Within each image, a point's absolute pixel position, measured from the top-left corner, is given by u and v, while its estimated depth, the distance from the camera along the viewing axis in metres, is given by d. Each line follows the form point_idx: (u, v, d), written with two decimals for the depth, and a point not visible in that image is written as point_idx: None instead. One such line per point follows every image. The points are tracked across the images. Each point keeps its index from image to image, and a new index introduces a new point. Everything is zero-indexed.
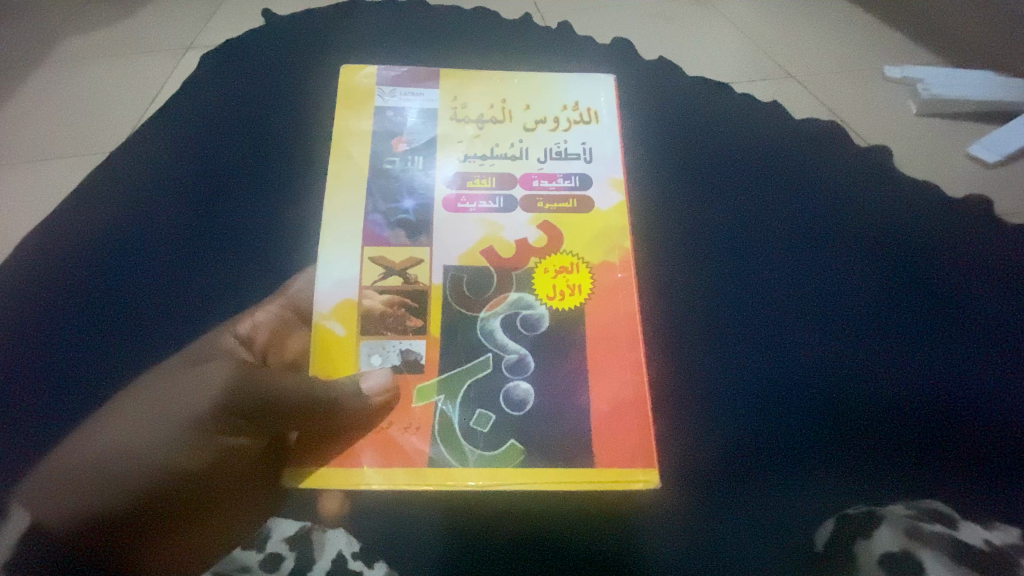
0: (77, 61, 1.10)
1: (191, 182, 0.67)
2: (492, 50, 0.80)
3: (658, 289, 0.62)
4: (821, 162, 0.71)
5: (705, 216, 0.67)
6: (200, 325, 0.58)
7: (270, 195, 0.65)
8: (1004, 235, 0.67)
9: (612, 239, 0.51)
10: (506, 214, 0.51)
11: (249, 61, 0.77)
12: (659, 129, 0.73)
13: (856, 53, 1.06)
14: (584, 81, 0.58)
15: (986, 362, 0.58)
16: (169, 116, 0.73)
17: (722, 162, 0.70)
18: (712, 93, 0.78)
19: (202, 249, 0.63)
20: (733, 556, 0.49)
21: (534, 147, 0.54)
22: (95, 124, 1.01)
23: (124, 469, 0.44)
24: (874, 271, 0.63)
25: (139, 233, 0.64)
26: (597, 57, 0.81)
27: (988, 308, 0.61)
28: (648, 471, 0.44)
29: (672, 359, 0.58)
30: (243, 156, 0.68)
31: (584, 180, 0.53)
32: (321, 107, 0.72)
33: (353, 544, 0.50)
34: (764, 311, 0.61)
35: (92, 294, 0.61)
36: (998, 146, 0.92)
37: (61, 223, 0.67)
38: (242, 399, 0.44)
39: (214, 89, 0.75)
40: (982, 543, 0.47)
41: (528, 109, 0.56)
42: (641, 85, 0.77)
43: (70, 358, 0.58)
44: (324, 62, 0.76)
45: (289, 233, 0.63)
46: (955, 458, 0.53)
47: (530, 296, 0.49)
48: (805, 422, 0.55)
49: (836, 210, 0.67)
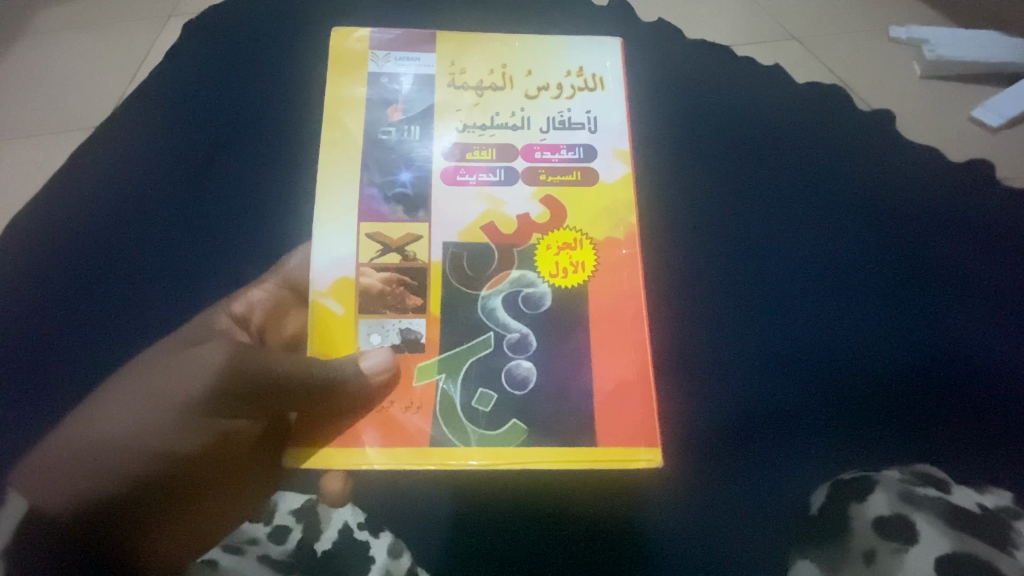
0: (54, 31, 1.05)
1: (180, 157, 0.65)
2: (488, 11, 0.76)
3: (660, 260, 0.61)
4: (827, 127, 0.69)
5: (708, 186, 0.65)
6: (196, 304, 0.57)
7: (263, 169, 0.64)
8: (1009, 201, 0.66)
9: (617, 214, 0.50)
10: (506, 187, 0.50)
11: (232, 27, 0.73)
12: (661, 94, 0.70)
13: (861, 12, 1.03)
14: (589, 44, 0.56)
15: (989, 329, 0.58)
16: (152, 86, 0.70)
17: (727, 128, 0.68)
18: (716, 54, 0.75)
19: (194, 228, 0.61)
20: (733, 524, 0.50)
21: (536, 116, 0.52)
22: (76, 97, 0.97)
23: (123, 456, 0.44)
24: (879, 240, 0.62)
25: (128, 209, 0.62)
26: (598, 17, 0.77)
27: (992, 275, 0.61)
28: (652, 451, 0.44)
29: (673, 333, 0.58)
30: (232, 129, 0.66)
31: (588, 151, 0.51)
32: (311, 74, 0.69)
33: (357, 515, 0.51)
34: (767, 282, 0.60)
35: (84, 274, 0.59)
36: (1001, 108, 0.91)
37: (46, 203, 0.64)
38: (244, 381, 0.45)
39: (197, 58, 0.71)
40: (975, 507, 0.49)
41: (530, 75, 0.54)
42: (642, 48, 0.74)
43: (65, 339, 0.57)
44: (310, 26, 0.73)
45: (283, 209, 0.62)
46: (955, 424, 0.53)
47: (531, 272, 0.48)
48: (807, 392, 0.55)
49: (842, 177, 0.66)
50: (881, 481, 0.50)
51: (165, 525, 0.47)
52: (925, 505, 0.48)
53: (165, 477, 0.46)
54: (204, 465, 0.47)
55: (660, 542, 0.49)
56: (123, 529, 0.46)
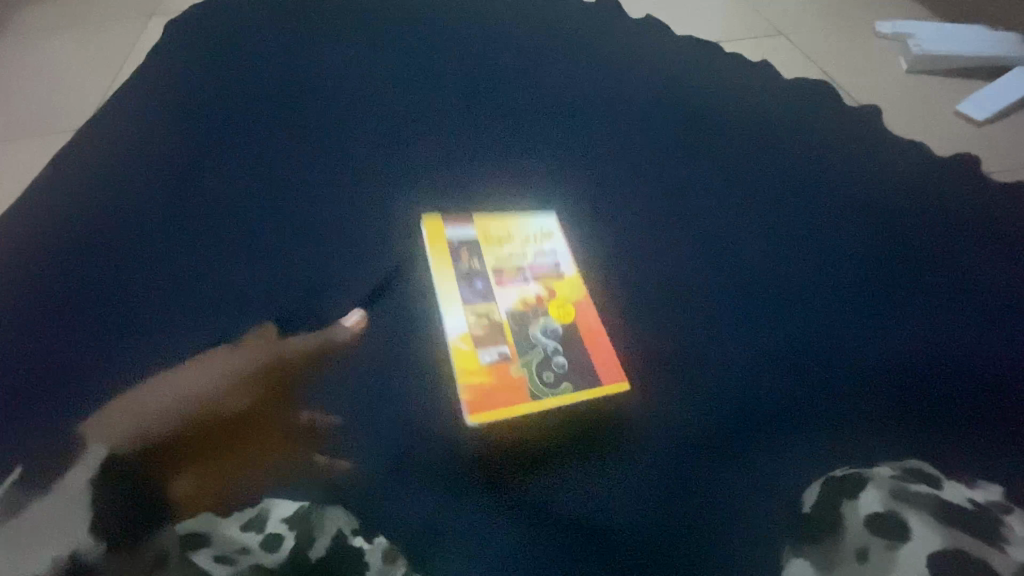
0: (58, 52, 1.07)
1: (236, 182, 0.79)
2: (490, 64, 0.97)
3: (647, 279, 0.69)
4: (777, 153, 0.82)
5: (677, 207, 0.77)
6: (240, 305, 0.67)
7: (307, 199, 0.78)
8: (965, 215, 0.73)
9: (577, 281, 0.61)
10: (488, 299, 0.58)
11: (289, 81, 0.93)
12: (632, 126, 0.87)
13: (847, 20, 1.09)
14: (537, 217, 0.66)
15: (965, 330, 0.62)
16: (216, 124, 0.86)
17: (688, 159, 0.82)
18: (677, 89, 0.92)
19: (243, 240, 0.73)
20: (727, 522, 0.52)
21: (510, 265, 0.61)
22: (53, 108, 0.96)
23: (174, 405, 0.48)
24: (835, 258, 0.70)
25: (189, 229, 0.74)
26: (577, 62, 0.97)
27: (957, 283, 0.66)
28: (625, 383, 0.56)
29: (662, 340, 0.64)
30: (285, 161, 0.82)
31: (555, 268, 0.62)
32: (352, 118, 0.87)
33: (353, 522, 0.52)
34: (744, 294, 0.67)
35: (143, 283, 0.69)
36: (988, 103, 0.90)
37: (109, 224, 0.75)
38: (285, 352, 0.56)
39: (259, 104, 0.89)
40: (968, 503, 0.47)
41: (501, 248, 0.63)
42: (614, 87, 0.93)
43: (123, 340, 0.66)
44: (354, 81, 0.93)
45: (321, 231, 0.74)
46: (942, 421, 0.57)
47: (512, 338, 0.56)
48: (792, 392, 0.59)
49: (792, 194, 0.77)
50: (871, 478, 0.49)
51: (189, 471, 0.47)
52: (918, 503, 0.46)
53: (210, 431, 0.49)
54: (243, 433, 0.50)
55: (646, 545, 0.51)
56: (155, 466, 0.45)
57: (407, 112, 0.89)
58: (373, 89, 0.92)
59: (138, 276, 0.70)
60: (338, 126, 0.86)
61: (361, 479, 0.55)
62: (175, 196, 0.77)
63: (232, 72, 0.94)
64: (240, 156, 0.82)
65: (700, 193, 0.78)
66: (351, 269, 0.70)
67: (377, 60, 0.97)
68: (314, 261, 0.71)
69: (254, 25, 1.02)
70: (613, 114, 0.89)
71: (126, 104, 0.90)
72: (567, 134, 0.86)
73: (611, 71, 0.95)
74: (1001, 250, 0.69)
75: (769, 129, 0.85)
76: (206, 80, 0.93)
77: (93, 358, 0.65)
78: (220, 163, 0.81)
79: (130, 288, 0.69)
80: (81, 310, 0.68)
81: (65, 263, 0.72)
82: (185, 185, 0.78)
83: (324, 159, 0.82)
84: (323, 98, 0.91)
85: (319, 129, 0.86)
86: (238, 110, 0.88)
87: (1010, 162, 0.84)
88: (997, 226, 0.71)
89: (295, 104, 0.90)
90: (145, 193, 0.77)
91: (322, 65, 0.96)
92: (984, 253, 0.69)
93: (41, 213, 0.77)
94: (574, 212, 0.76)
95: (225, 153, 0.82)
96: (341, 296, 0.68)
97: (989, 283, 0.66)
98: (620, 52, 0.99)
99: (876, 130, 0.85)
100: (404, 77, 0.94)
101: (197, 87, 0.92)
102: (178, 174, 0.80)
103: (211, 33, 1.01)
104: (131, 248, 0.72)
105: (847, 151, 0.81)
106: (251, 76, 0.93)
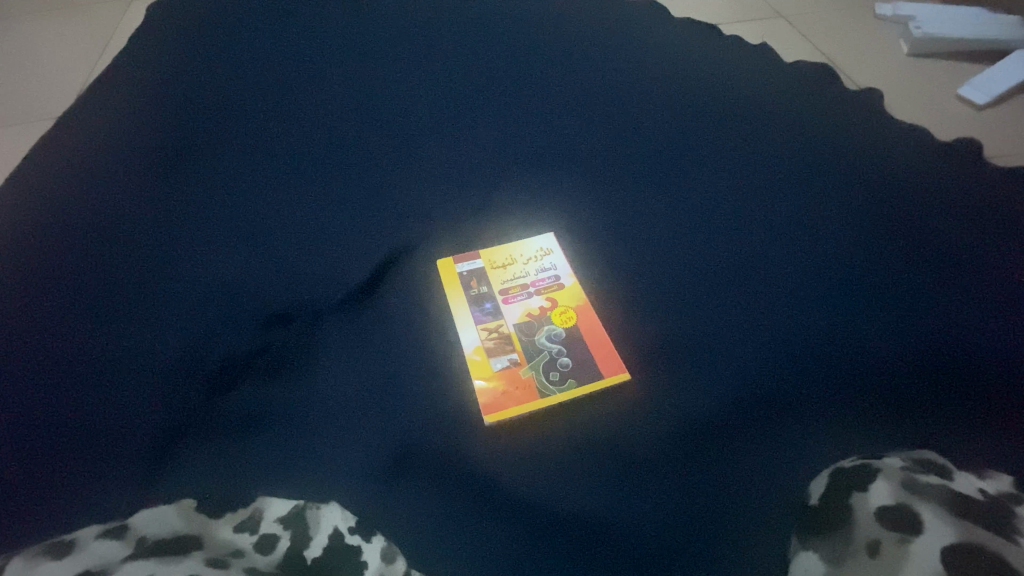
0: (49, 33, 1.04)
1: (230, 165, 0.77)
2: (489, 46, 0.95)
3: (649, 265, 0.68)
4: (785, 131, 0.81)
5: (682, 189, 0.75)
6: (230, 287, 0.65)
7: (302, 181, 0.75)
8: (970, 199, 0.71)
9: (577, 289, 0.64)
10: (497, 316, 0.62)
11: (287, 65, 0.91)
12: (636, 108, 0.85)
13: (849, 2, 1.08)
14: (536, 237, 0.69)
15: (965, 317, 0.61)
16: (213, 109, 0.84)
17: (693, 139, 0.81)
18: (681, 70, 0.90)
19: (234, 223, 0.71)
20: (734, 508, 0.51)
21: (514, 282, 0.65)
22: (45, 91, 0.93)
23: None
24: (838, 244, 0.68)
25: (182, 210, 0.72)
26: (579, 44, 0.95)
27: (963, 269, 0.65)
28: (625, 374, 0.58)
29: (663, 325, 0.62)
30: (279, 144, 0.80)
31: (557, 281, 0.65)
32: (349, 103, 0.85)
33: (349, 520, 0.51)
34: (748, 278, 0.66)
35: (133, 262, 0.67)
36: (989, 86, 0.88)
37: (100, 204, 0.72)
38: None
39: (257, 87, 0.87)
40: (977, 493, 0.46)
41: (505, 270, 0.66)
42: (617, 68, 0.91)
43: (105, 318, 0.62)
44: (352, 64, 0.91)
45: (315, 214, 0.72)
46: (943, 409, 0.56)
47: (521, 346, 0.60)
48: (796, 376, 0.58)
49: (800, 173, 0.76)
50: (882, 471, 0.49)
51: None
52: (929, 494, 0.45)
53: None
54: None
55: (652, 531, 0.50)
56: None
57: (401, 97, 0.87)
58: (364, 75, 0.90)
59: (119, 262, 0.67)
60: (335, 110, 0.84)
61: (353, 476, 0.53)
62: (161, 183, 0.75)
63: (221, 61, 0.92)
64: (229, 143, 0.80)
65: (701, 179, 0.76)
66: (342, 258, 0.68)
67: (368, 47, 0.94)
68: (302, 249, 0.68)
69: (245, 14, 1.00)
70: (611, 99, 0.86)
71: (116, 90, 0.87)
72: (563, 119, 0.84)
73: (608, 55, 0.93)
74: (1003, 232, 0.68)
75: (770, 113, 0.83)
76: (194, 68, 0.90)
77: (67, 341, 0.61)
78: (209, 151, 0.78)
79: (109, 273, 0.66)
80: (56, 293, 0.64)
81: (42, 248, 0.68)
82: (171, 173, 0.76)
83: (313, 147, 0.79)
84: (313, 86, 0.88)
85: (310, 116, 0.84)
86: (228, 97, 0.86)
87: (1012, 144, 0.82)
88: (999, 209, 0.70)
89: (285, 90, 0.87)
90: (132, 179, 0.75)
91: (312, 53, 0.93)
92: (986, 238, 0.68)
93: (18, 200, 0.74)
94: (570, 200, 0.74)
95: (214, 142, 0.80)
96: (333, 282, 0.65)
97: (991, 269, 0.65)
98: (618, 35, 0.96)
99: (877, 114, 0.83)
100: (395, 63, 0.92)
101: (185, 74, 0.89)
102: (165, 163, 0.77)
103: (199, 22, 0.99)
104: (112, 234, 0.69)
105: (852, 132, 0.80)
106: (239, 64, 0.91)
